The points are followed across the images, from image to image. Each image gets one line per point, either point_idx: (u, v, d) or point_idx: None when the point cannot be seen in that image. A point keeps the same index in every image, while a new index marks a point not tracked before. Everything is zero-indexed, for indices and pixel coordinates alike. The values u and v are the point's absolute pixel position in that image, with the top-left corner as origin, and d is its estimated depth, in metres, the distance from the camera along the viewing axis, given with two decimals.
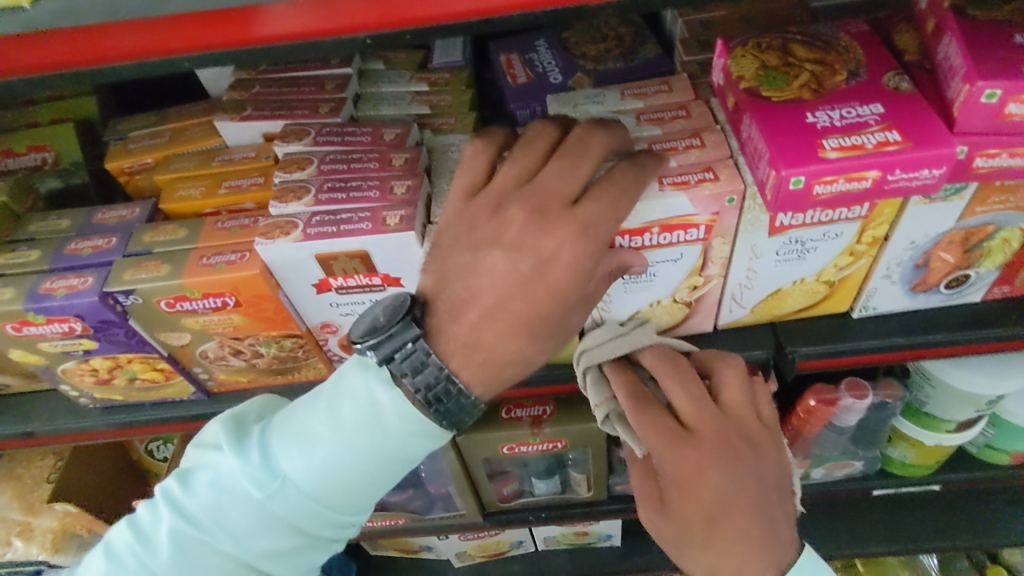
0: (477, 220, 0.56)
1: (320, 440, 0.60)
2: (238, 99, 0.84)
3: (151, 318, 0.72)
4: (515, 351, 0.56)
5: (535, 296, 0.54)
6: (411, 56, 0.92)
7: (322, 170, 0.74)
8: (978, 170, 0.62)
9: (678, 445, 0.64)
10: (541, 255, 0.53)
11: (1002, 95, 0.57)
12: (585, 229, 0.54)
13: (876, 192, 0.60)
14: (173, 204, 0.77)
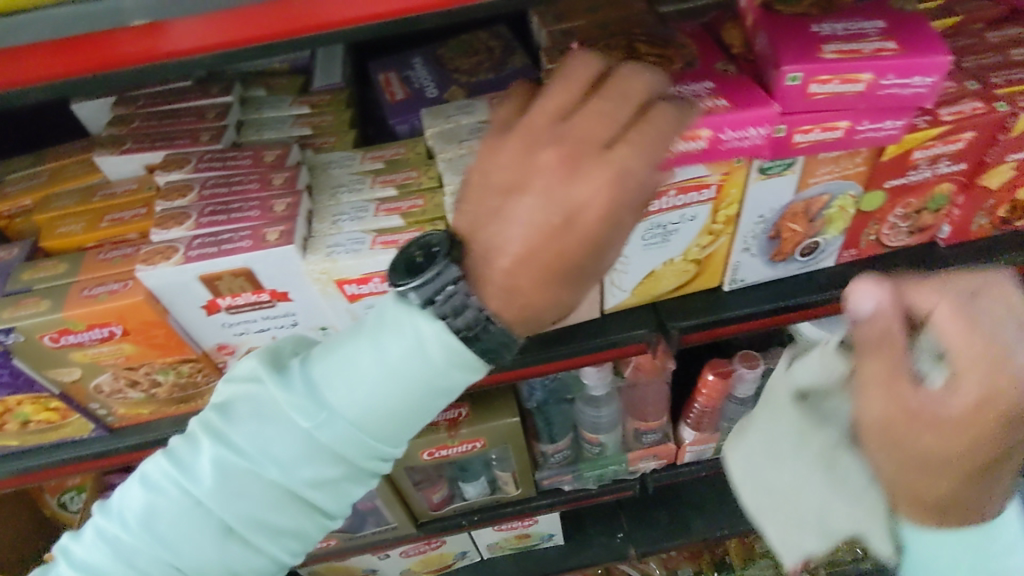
0: (506, 159, 0.51)
1: (365, 369, 0.54)
2: (117, 133, 0.85)
3: (37, 355, 0.72)
4: (549, 303, 0.52)
5: (568, 244, 0.49)
6: (292, 81, 0.96)
7: (203, 195, 0.76)
8: (798, 145, 0.71)
9: (991, 360, 0.47)
10: (571, 204, 0.48)
11: (804, 76, 0.65)
12: (619, 173, 0.48)
13: (710, 153, 0.69)
14: (53, 241, 0.76)
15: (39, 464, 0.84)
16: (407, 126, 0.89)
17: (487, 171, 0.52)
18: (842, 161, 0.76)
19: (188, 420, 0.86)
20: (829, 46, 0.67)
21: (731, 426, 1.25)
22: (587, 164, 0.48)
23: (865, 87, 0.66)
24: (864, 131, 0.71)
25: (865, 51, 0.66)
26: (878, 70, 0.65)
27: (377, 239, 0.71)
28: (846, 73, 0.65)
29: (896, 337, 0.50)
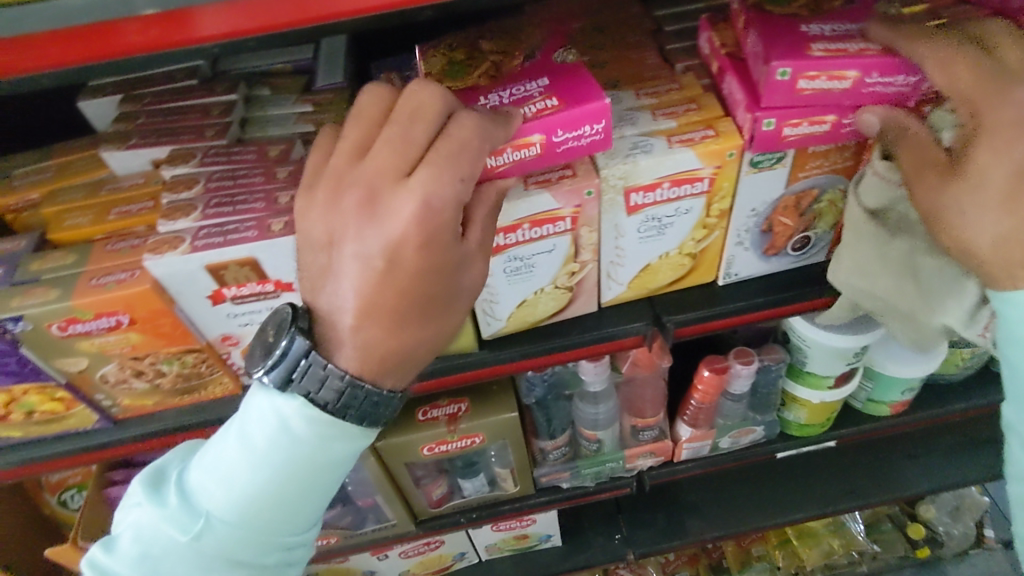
0: (326, 225, 0.58)
1: (236, 468, 0.64)
2: (123, 129, 0.87)
3: (44, 344, 0.73)
4: (410, 339, 0.61)
5: (400, 285, 0.57)
6: (295, 81, 0.97)
7: (209, 188, 0.77)
8: (788, 139, 0.73)
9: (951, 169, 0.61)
10: (389, 243, 0.56)
11: (792, 72, 0.68)
12: (422, 199, 0.55)
13: (551, 156, 0.70)
14: (60, 233, 0.78)
15: (43, 455, 0.85)
16: None
17: (316, 243, 0.59)
18: (831, 156, 0.79)
19: (192, 412, 0.87)
20: (816, 45, 0.69)
21: (727, 423, 1.27)
22: (393, 199, 0.55)
23: (851, 84, 0.69)
24: (851, 124, 0.73)
25: (530, 114, 0.68)
26: (863, 68, 0.68)
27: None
28: (834, 71, 0.68)
29: (908, 129, 0.67)
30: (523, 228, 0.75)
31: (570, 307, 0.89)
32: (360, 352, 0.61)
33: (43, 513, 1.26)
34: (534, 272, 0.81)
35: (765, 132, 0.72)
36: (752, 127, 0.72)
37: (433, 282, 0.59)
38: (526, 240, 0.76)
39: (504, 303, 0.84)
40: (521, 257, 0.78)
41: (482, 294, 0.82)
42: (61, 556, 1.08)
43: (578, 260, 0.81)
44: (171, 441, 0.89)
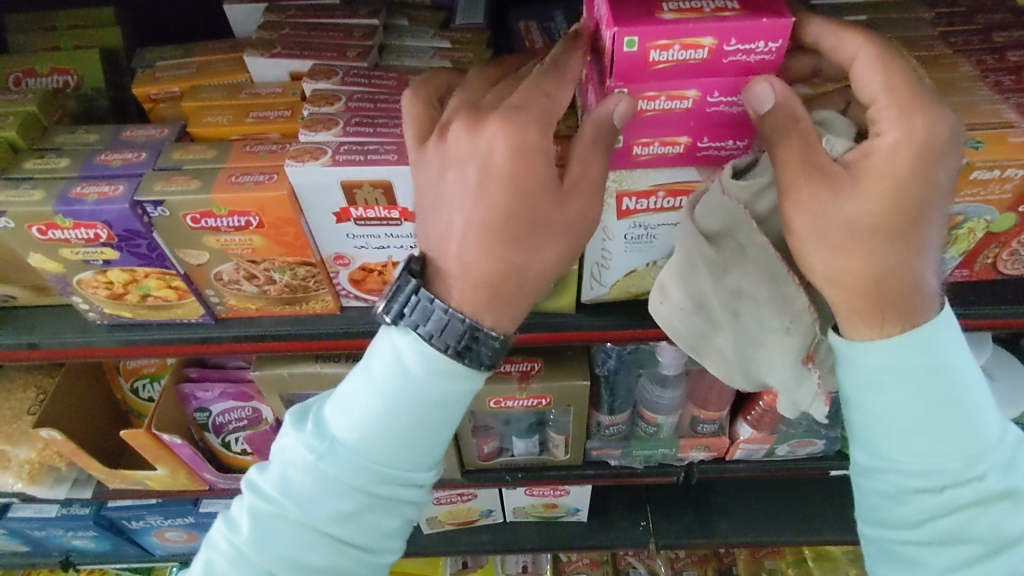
0: (429, 159, 0.64)
1: (357, 396, 0.67)
2: (266, 38, 0.88)
3: (176, 232, 0.75)
4: (500, 262, 0.61)
5: (492, 195, 0.59)
6: (434, 15, 0.96)
7: (349, 106, 0.77)
8: (655, 66, 0.59)
9: (829, 175, 0.58)
10: (481, 155, 0.59)
11: (641, 41, 0.57)
12: (509, 114, 0.59)
13: (713, 69, 0.60)
14: (200, 127, 0.80)
15: (146, 339, 0.88)
16: None
17: (422, 184, 0.65)
18: (989, 187, 0.76)
19: (290, 323, 0.89)
20: (668, 4, 0.58)
21: (789, 431, 1.25)
22: (488, 120, 0.60)
23: (708, 54, 0.58)
24: (733, 53, 0.59)
25: (705, 9, 0.58)
26: (721, 35, 0.57)
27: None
28: (669, 82, 0.60)
29: (801, 122, 0.58)
30: (658, 195, 0.73)
31: None
32: (461, 280, 0.63)
33: (116, 397, 1.32)
34: (653, 243, 0.79)
35: (626, 56, 0.58)
36: (611, 47, 0.57)
37: (527, 203, 0.60)
38: (656, 209, 0.75)
39: (613, 267, 0.83)
40: (646, 225, 0.77)
41: (596, 256, 0.81)
42: (135, 440, 1.13)
43: None
44: (265, 348, 0.91)
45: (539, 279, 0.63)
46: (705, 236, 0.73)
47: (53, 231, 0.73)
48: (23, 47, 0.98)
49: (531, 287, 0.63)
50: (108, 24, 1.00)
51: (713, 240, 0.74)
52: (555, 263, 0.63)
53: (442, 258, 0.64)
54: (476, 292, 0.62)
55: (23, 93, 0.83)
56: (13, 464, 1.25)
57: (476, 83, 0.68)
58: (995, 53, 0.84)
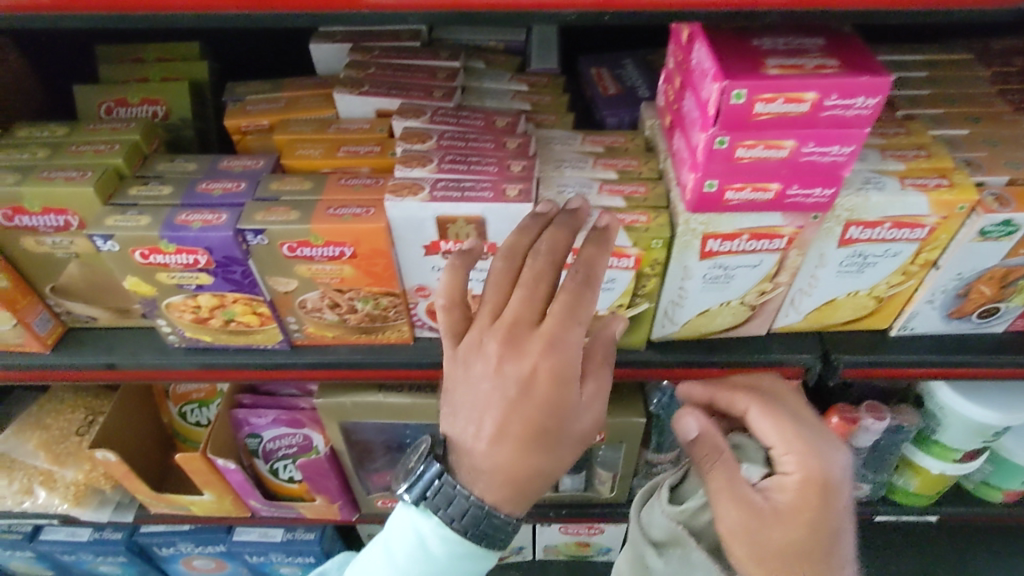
0: (466, 361, 0.61)
1: (377, 574, 0.72)
2: (354, 76, 0.92)
3: (270, 260, 0.78)
4: (531, 467, 0.61)
5: (527, 416, 0.59)
6: (509, 60, 1.01)
7: (441, 144, 0.81)
8: (758, 117, 0.62)
9: (761, 517, 0.61)
10: (520, 378, 0.59)
11: (747, 94, 0.60)
12: (552, 342, 0.58)
13: (810, 121, 0.62)
14: (294, 160, 0.83)
15: (223, 363, 0.90)
16: (617, 120, 0.93)
17: (453, 379, 0.63)
18: None
19: (364, 351, 0.91)
20: (772, 60, 0.61)
21: None
22: (527, 341, 0.58)
23: (809, 108, 0.61)
24: (832, 108, 0.61)
25: (807, 66, 0.61)
26: (822, 90, 0.60)
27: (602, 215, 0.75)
28: (768, 133, 0.63)
29: (721, 452, 0.66)
30: (741, 238, 0.75)
31: (744, 325, 0.89)
32: (486, 478, 0.63)
33: (163, 421, 1.33)
34: (730, 283, 0.81)
35: (732, 107, 0.61)
36: (718, 99, 0.61)
37: (558, 423, 0.60)
38: (737, 251, 0.77)
39: (688, 307, 0.84)
40: (725, 267, 0.79)
41: (672, 295, 0.83)
42: (188, 463, 1.14)
43: (774, 281, 0.82)
44: (337, 375, 0.92)
45: (560, 474, 0.64)
46: (655, 541, 0.82)
47: (155, 256, 0.75)
48: (114, 78, 1.03)
49: (551, 483, 0.65)
50: (195, 59, 1.04)
51: (660, 545, 0.82)
52: (573, 458, 0.64)
53: (466, 457, 0.63)
54: (500, 488, 0.63)
55: (124, 122, 0.86)
56: (60, 485, 1.25)
57: (502, 270, 0.61)
58: None
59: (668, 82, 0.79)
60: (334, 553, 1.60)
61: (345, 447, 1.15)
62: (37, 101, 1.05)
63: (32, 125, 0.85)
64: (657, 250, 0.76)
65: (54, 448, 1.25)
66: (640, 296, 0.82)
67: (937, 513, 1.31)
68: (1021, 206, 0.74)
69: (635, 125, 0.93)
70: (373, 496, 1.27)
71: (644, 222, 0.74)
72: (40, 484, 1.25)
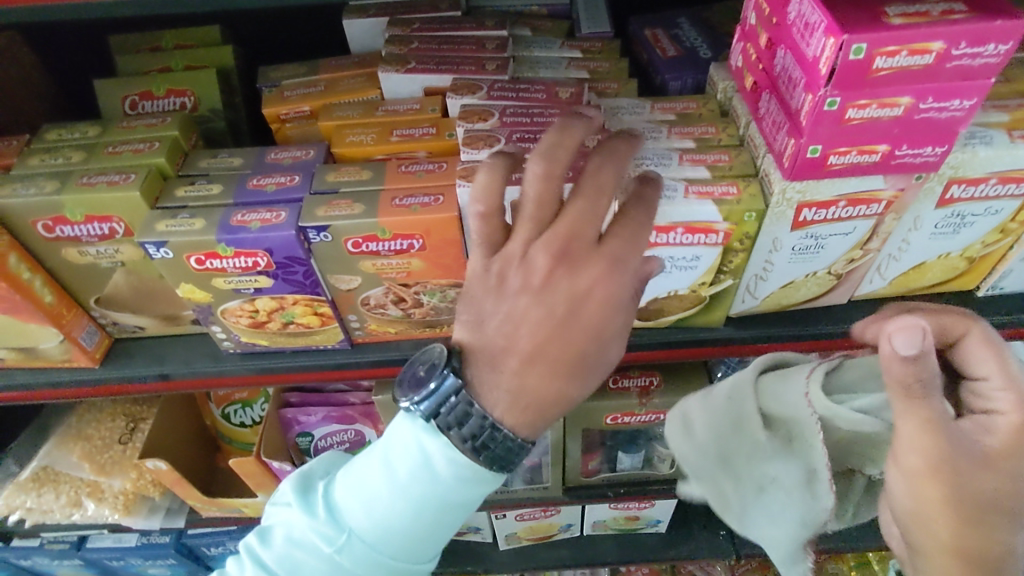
0: (503, 271, 0.52)
1: (378, 490, 0.64)
2: (397, 53, 0.86)
3: (333, 258, 0.73)
4: (559, 393, 0.54)
5: (569, 338, 0.52)
6: (557, 25, 0.94)
7: (505, 122, 0.75)
8: (876, 73, 0.57)
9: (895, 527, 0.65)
10: (569, 297, 0.51)
11: (869, 49, 0.55)
12: (614, 264, 0.51)
13: (934, 74, 0.57)
14: (345, 148, 0.78)
15: (282, 366, 0.85)
16: (680, 83, 0.87)
17: (482, 291, 0.53)
18: None
19: (429, 346, 0.86)
20: (891, 9, 0.56)
21: None
22: (584, 258, 0.50)
23: (933, 59, 0.56)
24: (958, 58, 0.56)
25: (931, 14, 0.55)
26: (950, 39, 0.55)
27: (689, 190, 0.71)
28: (884, 90, 0.58)
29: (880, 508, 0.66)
30: (838, 205, 0.70)
31: (827, 295, 0.85)
32: (509, 401, 0.54)
33: (205, 423, 1.29)
34: (820, 253, 0.77)
35: (849, 64, 0.56)
36: (834, 55, 0.55)
37: (596, 347, 0.53)
38: (832, 219, 0.72)
39: (772, 280, 0.80)
40: (816, 236, 0.74)
41: (757, 269, 0.78)
42: (242, 467, 1.11)
43: (865, 248, 0.77)
44: (401, 372, 0.88)
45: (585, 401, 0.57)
46: None
47: (211, 261, 0.70)
48: (134, 69, 0.96)
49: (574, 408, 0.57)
50: (217, 43, 0.98)
51: None
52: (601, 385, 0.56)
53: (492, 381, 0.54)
54: (513, 406, 0.55)
55: (160, 116, 0.81)
56: (108, 495, 1.22)
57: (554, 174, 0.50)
58: None
59: (747, 40, 0.73)
60: None
61: None
62: (53, 99, 0.98)
63: (61, 126, 0.79)
64: (750, 223, 0.71)
65: (96, 458, 1.22)
66: (725, 272, 0.77)
67: None
68: None
69: (699, 88, 0.87)
70: None
71: (735, 194, 0.70)
72: (87, 496, 1.22)
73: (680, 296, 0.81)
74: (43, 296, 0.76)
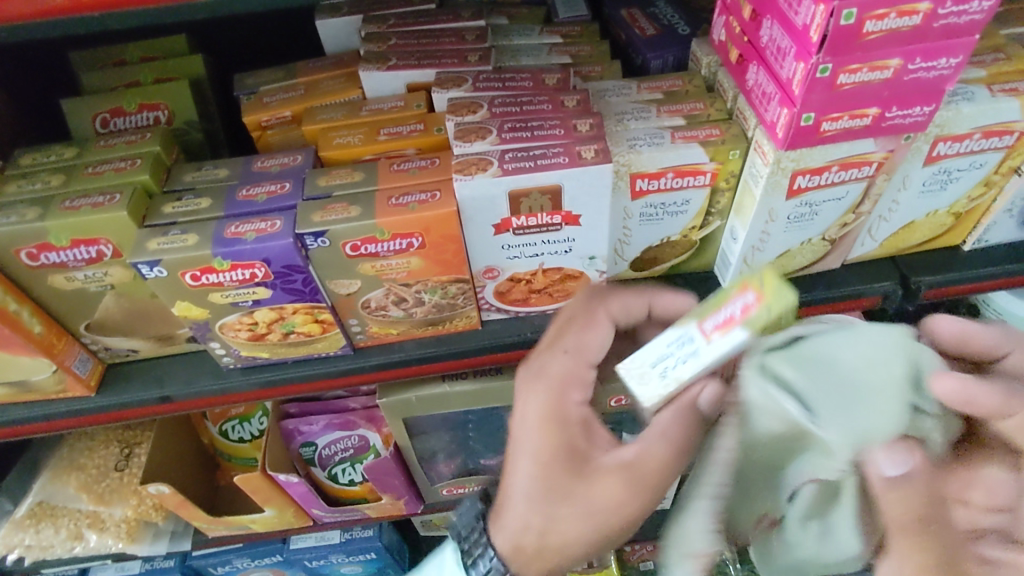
0: (539, 364, 0.73)
1: None
2: (376, 50, 0.84)
3: (332, 263, 0.71)
4: (564, 537, 0.69)
5: (548, 453, 0.68)
6: (534, 11, 0.93)
7: (495, 113, 0.74)
8: (866, 37, 0.57)
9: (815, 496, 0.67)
10: (550, 401, 0.70)
11: (858, 14, 0.55)
12: (561, 386, 0.71)
13: (921, 34, 0.58)
14: (332, 151, 0.76)
15: (284, 378, 0.84)
16: (662, 62, 0.87)
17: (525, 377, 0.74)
18: None
19: (432, 344, 0.85)
20: None
21: None
22: (547, 375, 0.72)
23: (920, 20, 0.57)
24: (943, 17, 0.57)
25: None
26: None
27: (705, 326, 0.61)
28: (874, 52, 0.59)
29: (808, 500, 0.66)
30: (831, 170, 0.71)
31: (821, 260, 0.86)
32: (521, 505, 0.69)
33: (203, 442, 1.27)
34: (814, 219, 0.78)
35: (840, 29, 0.56)
36: (825, 22, 0.56)
37: (574, 476, 0.67)
38: (825, 185, 0.73)
39: (769, 249, 0.81)
40: (811, 203, 0.75)
41: (754, 240, 0.79)
42: (247, 484, 1.09)
43: (857, 210, 0.79)
44: (406, 373, 0.87)
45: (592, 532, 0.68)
46: None
47: (207, 276, 0.69)
48: (101, 86, 0.93)
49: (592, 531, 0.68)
50: (186, 53, 0.95)
51: None
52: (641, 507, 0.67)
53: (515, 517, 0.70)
54: (540, 490, 0.68)
55: (138, 133, 0.78)
56: (109, 525, 1.19)
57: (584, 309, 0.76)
58: None
59: (731, 14, 0.73)
60: (392, 545, 1.57)
61: (408, 442, 1.11)
62: (18, 123, 0.94)
63: (35, 150, 0.77)
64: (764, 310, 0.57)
65: (94, 488, 1.19)
66: (713, 214, 0.81)
67: None
68: None
69: (681, 65, 0.88)
70: (438, 485, 1.22)
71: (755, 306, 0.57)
72: (88, 528, 1.19)
73: (672, 242, 0.84)
74: (32, 327, 0.73)
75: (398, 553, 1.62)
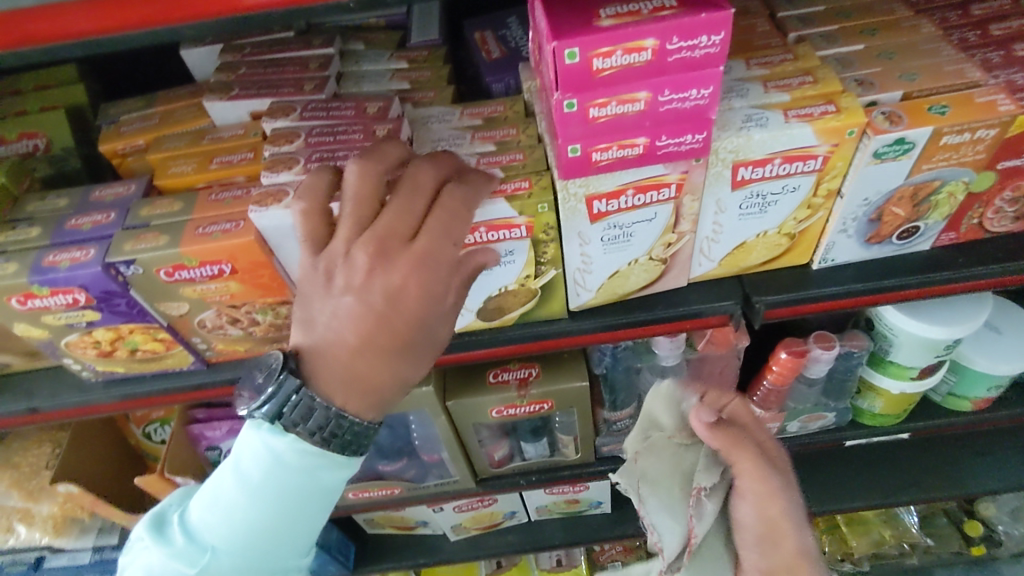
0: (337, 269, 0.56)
1: (230, 497, 0.67)
2: (225, 80, 0.88)
3: (151, 287, 0.76)
4: (390, 376, 0.58)
5: (394, 330, 0.56)
6: (389, 37, 0.97)
7: (309, 142, 0.78)
8: (600, 73, 0.59)
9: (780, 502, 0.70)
10: (389, 292, 0.55)
11: (582, 53, 0.57)
12: (422, 261, 0.56)
13: (659, 69, 0.59)
14: (167, 179, 0.81)
15: (141, 391, 0.89)
16: (503, 85, 0.89)
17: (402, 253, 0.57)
18: (962, 149, 0.73)
19: None
20: (606, 10, 0.58)
21: (798, 407, 1.24)
22: (396, 255, 0.55)
23: (652, 55, 0.58)
24: (677, 52, 0.58)
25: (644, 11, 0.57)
26: (661, 34, 0.56)
27: None
28: (616, 86, 0.60)
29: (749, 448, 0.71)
30: (627, 194, 0.72)
31: (660, 280, 0.87)
32: (347, 390, 0.58)
33: (129, 442, 1.35)
34: (631, 240, 0.79)
35: (569, 68, 0.58)
36: (553, 62, 0.57)
37: (420, 331, 0.57)
38: (627, 207, 0.74)
39: (596, 271, 0.82)
40: (620, 225, 0.76)
41: (576, 262, 0.81)
42: (150, 485, 1.15)
43: (676, 231, 0.79)
44: None
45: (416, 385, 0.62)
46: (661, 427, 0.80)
47: (32, 301, 0.74)
48: None
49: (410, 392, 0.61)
50: (72, 81, 1.01)
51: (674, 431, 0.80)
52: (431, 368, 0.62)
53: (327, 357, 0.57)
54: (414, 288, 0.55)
55: None
56: (37, 520, 1.29)
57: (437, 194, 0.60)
58: (977, 29, 0.81)
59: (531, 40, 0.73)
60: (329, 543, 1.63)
61: None
62: None
63: None
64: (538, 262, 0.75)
65: (25, 485, 1.26)
66: (544, 263, 0.81)
67: (908, 429, 1.30)
68: (915, 121, 0.70)
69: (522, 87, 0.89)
70: None
71: (527, 186, 0.73)
72: (19, 521, 1.28)
73: (511, 291, 0.84)
74: None
75: (338, 550, 1.69)
